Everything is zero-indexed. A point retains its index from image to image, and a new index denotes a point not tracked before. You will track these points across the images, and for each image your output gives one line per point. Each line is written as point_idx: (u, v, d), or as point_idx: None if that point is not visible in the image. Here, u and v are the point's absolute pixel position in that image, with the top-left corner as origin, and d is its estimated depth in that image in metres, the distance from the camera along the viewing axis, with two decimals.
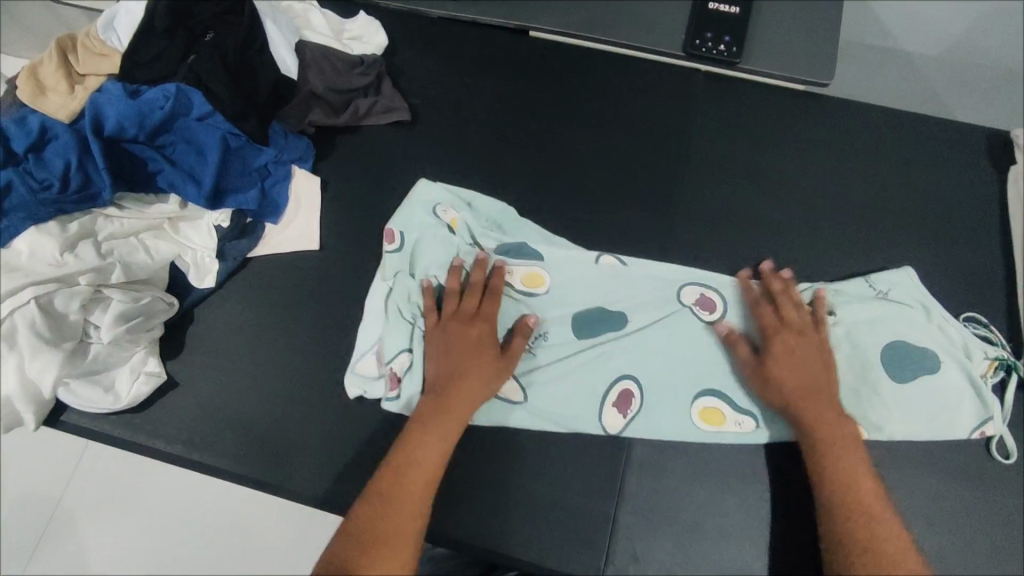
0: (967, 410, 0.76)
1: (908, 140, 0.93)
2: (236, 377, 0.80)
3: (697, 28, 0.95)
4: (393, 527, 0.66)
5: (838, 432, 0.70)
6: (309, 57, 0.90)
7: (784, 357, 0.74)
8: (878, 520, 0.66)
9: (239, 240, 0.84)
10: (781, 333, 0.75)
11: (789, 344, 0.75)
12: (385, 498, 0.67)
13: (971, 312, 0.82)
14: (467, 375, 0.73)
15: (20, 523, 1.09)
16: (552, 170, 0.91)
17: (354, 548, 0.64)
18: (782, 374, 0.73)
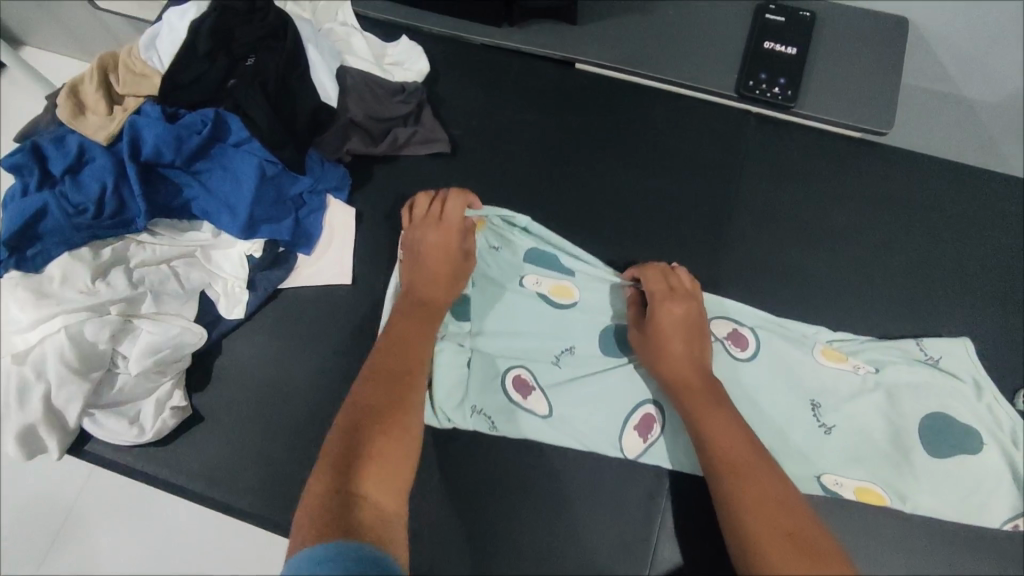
0: (1001, 497, 0.70)
1: (967, 197, 0.86)
2: (259, 412, 0.79)
3: (749, 67, 0.89)
4: (400, 403, 0.65)
5: (703, 394, 0.70)
6: (350, 82, 0.88)
7: (662, 322, 0.74)
8: (752, 469, 0.64)
9: (273, 269, 0.82)
10: (665, 300, 0.74)
11: (665, 313, 0.74)
12: (387, 376, 0.68)
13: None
14: (439, 274, 0.77)
15: (26, 529, 0.98)
16: (589, 211, 0.87)
17: (369, 416, 0.63)
18: (659, 342, 0.73)
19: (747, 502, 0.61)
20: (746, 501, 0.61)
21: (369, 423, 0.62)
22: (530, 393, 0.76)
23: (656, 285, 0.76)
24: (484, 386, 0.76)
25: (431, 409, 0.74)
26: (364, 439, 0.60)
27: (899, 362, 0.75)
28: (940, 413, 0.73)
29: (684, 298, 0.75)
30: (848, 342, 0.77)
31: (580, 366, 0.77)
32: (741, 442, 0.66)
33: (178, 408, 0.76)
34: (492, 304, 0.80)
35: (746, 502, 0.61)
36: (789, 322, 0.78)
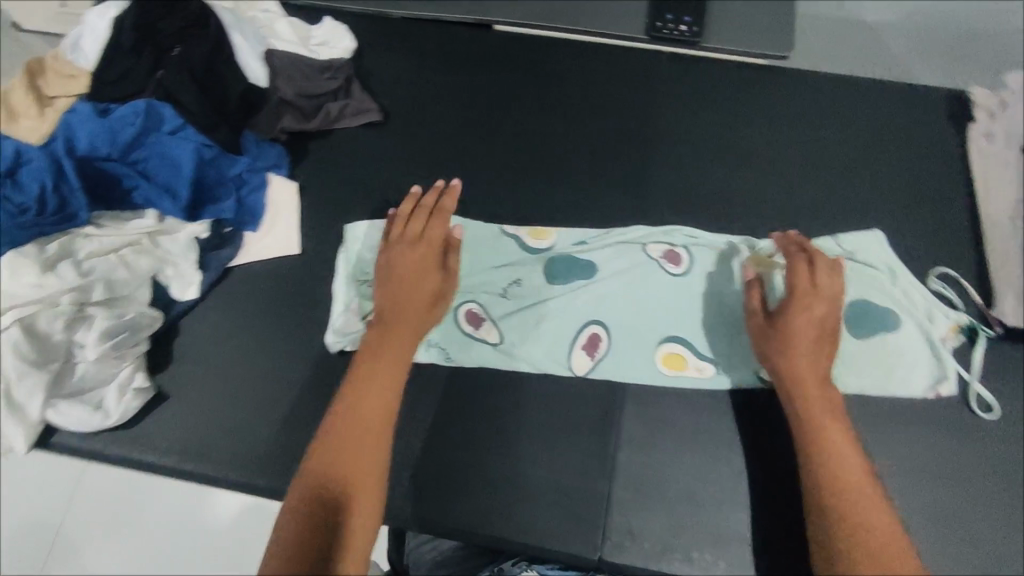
0: (921, 368, 0.75)
1: (871, 105, 0.90)
2: (222, 386, 0.81)
3: (655, 11, 0.95)
4: (368, 441, 0.67)
5: (823, 406, 0.67)
6: (277, 64, 0.90)
7: (797, 327, 0.69)
8: (856, 499, 0.63)
9: (219, 249, 0.85)
10: (802, 300, 0.69)
11: (799, 311, 0.69)
12: (358, 415, 0.68)
13: (943, 268, 0.80)
14: (411, 303, 0.75)
15: (20, 550, 1.07)
16: (518, 157, 0.89)
17: (336, 468, 0.64)
18: (789, 342, 0.68)
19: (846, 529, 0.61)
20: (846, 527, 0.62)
21: (335, 475, 0.63)
22: (482, 324, 0.79)
23: (807, 282, 0.70)
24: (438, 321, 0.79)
25: None
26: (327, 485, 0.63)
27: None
28: (861, 301, 0.78)
29: (826, 298, 0.70)
30: (770, 248, 0.82)
31: (528, 295, 0.80)
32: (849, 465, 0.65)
33: (140, 389, 0.78)
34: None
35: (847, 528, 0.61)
36: (715, 234, 0.83)
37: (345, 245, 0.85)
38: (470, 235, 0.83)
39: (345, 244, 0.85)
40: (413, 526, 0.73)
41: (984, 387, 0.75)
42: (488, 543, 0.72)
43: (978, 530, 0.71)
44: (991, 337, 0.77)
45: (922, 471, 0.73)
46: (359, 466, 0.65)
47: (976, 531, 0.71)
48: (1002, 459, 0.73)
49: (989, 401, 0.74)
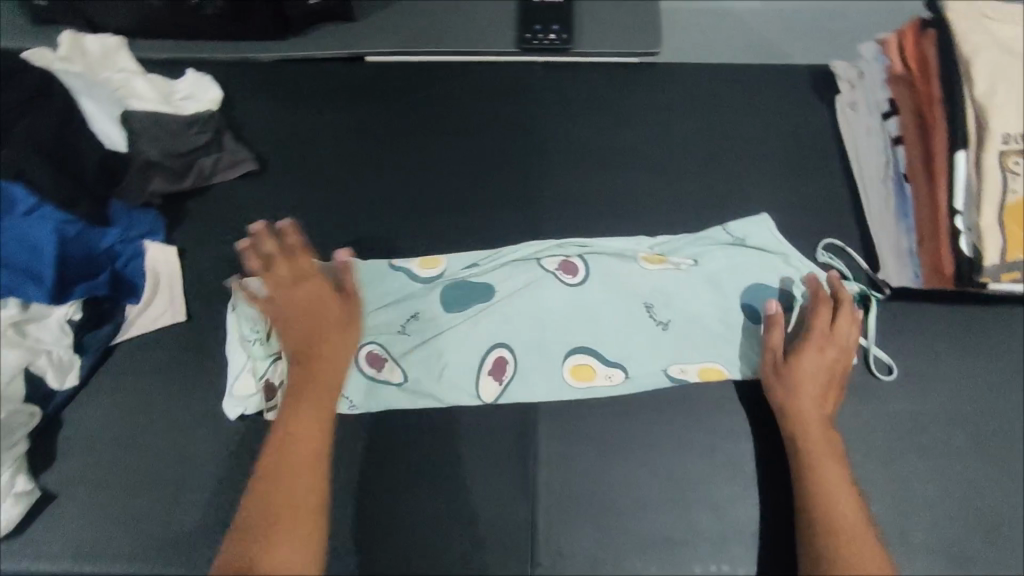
0: None
1: (743, 89, 0.92)
2: (116, 473, 0.76)
3: (524, 24, 0.95)
4: (287, 478, 0.68)
5: (827, 449, 0.68)
6: (138, 125, 0.86)
7: (811, 374, 0.71)
8: (859, 548, 0.63)
9: (98, 328, 0.79)
10: (819, 343, 0.71)
11: (814, 355, 0.71)
12: (280, 453, 0.69)
13: (829, 239, 0.82)
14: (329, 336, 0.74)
15: None
16: (404, 188, 0.87)
17: (265, 508, 0.66)
18: (800, 386, 0.70)
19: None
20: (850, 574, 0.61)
21: (264, 515, 0.66)
22: (383, 364, 0.77)
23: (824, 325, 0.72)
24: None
25: None
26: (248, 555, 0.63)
27: (712, 250, 0.81)
28: (754, 284, 0.79)
29: (837, 344, 0.72)
30: (662, 244, 0.82)
31: (427, 328, 0.77)
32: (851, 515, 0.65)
33: (22, 493, 0.72)
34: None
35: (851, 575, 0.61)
36: (608, 238, 0.83)
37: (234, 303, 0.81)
38: (365, 275, 0.80)
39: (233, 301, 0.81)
40: None
41: (881, 350, 0.77)
42: None
43: (892, 490, 0.72)
44: (881, 300, 0.79)
45: None
46: (288, 505, 0.66)
47: (889, 493, 0.72)
48: (906, 417, 0.75)
49: (887, 363, 0.76)
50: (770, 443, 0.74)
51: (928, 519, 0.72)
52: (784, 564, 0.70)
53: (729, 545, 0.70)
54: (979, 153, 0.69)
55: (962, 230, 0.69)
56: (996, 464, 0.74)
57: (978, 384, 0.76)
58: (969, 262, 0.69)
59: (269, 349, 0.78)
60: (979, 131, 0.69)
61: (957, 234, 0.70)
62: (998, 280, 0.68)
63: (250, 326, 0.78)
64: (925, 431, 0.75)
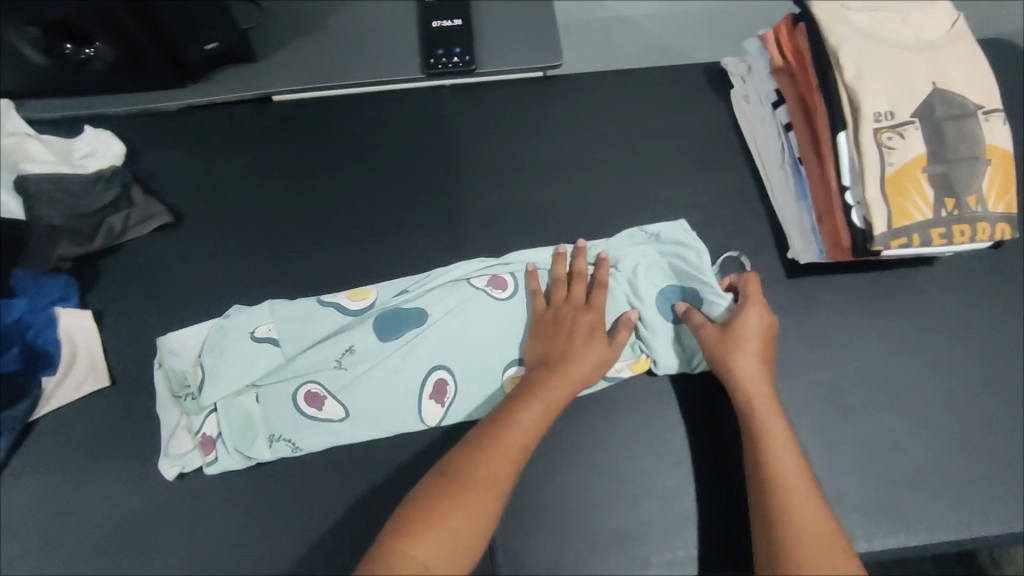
0: None
1: (645, 92, 0.97)
2: (51, 555, 0.72)
3: (427, 48, 0.96)
4: (500, 464, 0.65)
5: (771, 413, 0.70)
6: (33, 190, 0.83)
7: (750, 337, 0.73)
8: (805, 502, 0.64)
9: (12, 407, 0.74)
10: (750, 311, 0.75)
11: (748, 322, 0.74)
12: (493, 438, 0.66)
13: (728, 253, 0.86)
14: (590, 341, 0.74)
15: None
16: (326, 223, 0.87)
17: (422, 510, 0.62)
18: (737, 350, 0.72)
19: (796, 532, 0.63)
20: (800, 528, 0.63)
21: (420, 517, 0.61)
22: (324, 402, 0.76)
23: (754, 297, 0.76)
24: (276, 413, 0.75)
25: (228, 453, 0.74)
26: (399, 555, 0.59)
27: (628, 249, 0.84)
28: (676, 285, 0.82)
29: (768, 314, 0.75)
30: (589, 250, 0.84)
31: (364, 359, 0.77)
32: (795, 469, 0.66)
33: None
34: (255, 334, 0.78)
35: (801, 529, 0.63)
36: (533, 248, 0.85)
37: (159, 360, 0.79)
38: (297, 313, 0.79)
39: (158, 358, 0.79)
40: None
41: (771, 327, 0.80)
42: None
43: (826, 455, 0.77)
44: (787, 274, 0.84)
45: None
46: (446, 514, 0.61)
47: (822, 457, 0.76)
48: (828, 383, 0.80)
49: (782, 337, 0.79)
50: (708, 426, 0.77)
51: (859, 476, 0.76)
52: (735, 539, 0.72)
53: (681, 531, 0.73)
54: (856, 133, 0.74)
55: (852, 204, 0.75)
56: (914, 416, 0.79)
57: (888, 343, 0.82)
58: (861, 233, 0.74)
59: (200, 402, 0.75)
60: (853, 112, 0.75)
61: (848, 208, 0.75)
62: (888, 247, 0.73)
63: (179, 381, 0.77)
64: (848, 394, 0.79)
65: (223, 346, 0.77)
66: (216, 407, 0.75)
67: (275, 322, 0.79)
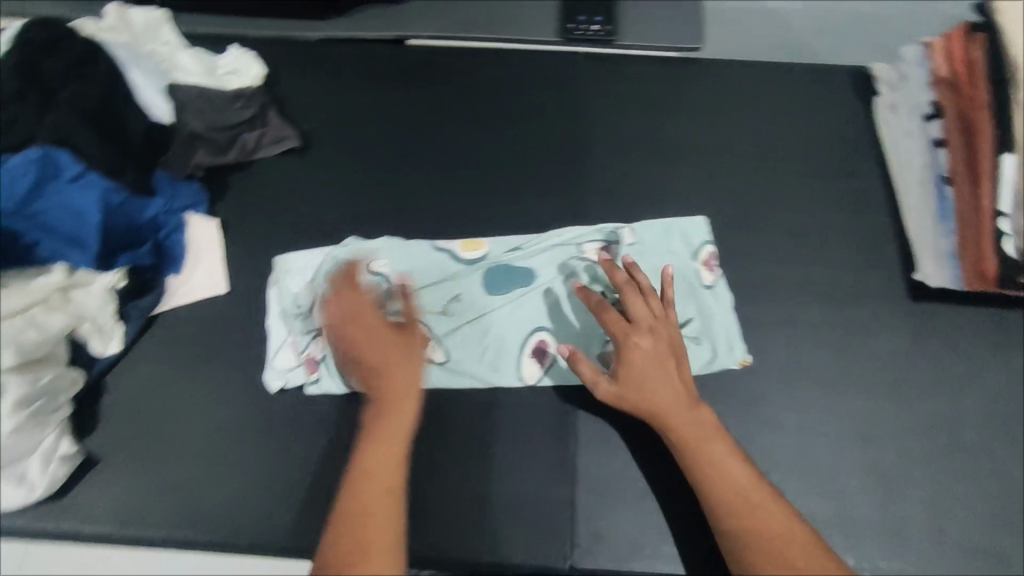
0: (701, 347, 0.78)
1: (782, 87, 0.93)
2: (157, 442, 0.76)
3: (566, 13, 0.96)
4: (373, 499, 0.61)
5: (699, 432, 0.67)
6: (182, 98, 0.86)
7: (644, 358, 0.68)
8: (754, 506, 0.63)
9: (140, 297, 0.80)
10: (629, 339, 0.68)
11: (634, 346, 0.68)
12: (358, 485, 0.62)
13: (706, 253, 0.82)
14: (383, 362, 0.66)
15: None
16: (446, 171, 0.88)
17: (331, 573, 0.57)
18: (635, 364, 0.68)
19: (751, 541, 0.62)
20: (746, 535, 0.62)
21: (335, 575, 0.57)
22: (425, 344, 0.77)
23: (620, 322, 0.69)
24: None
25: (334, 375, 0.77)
26: None
27: (654, 241, 0.83)
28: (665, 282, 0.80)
29: (650, 334, 0.69)
30: (703, 242, 0.83)
31: (470, 309, 0.79)
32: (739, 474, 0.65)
33: (67, 455, 0.74)
34: (369, 267, 0.80)
35: (750, 535, 0.62)
36: (647, 221, 0.84)
37: (275, 278, 0.82)
38: (413, 253, 0.81)
39: (273, 277, 0.82)
40: None
41: (724, 352, 0.78)
42: (455, 567, 0.71)
43: (922, 485, 0.74)
44: (907, 296, 0.82)
45: (863, 435, 0.76)
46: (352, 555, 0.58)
47: (919, 489, 0.74)
48: (935, 413, 0.77)
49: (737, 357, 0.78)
50: (799, 432, 0.76)
51: (957, 516, 0.73)
52: None
53: None
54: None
55: (1007, 233, 0.74)
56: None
57: (1008, 384, 0.78)
58: (1014, 263, 0.74)
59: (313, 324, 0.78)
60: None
61: (1003, 236, 0.74)
62: None
63: (293, 300, 0.80)
64: (953, 427, 0.76)
65: None
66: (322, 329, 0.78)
67: (389, 261, 0.80)
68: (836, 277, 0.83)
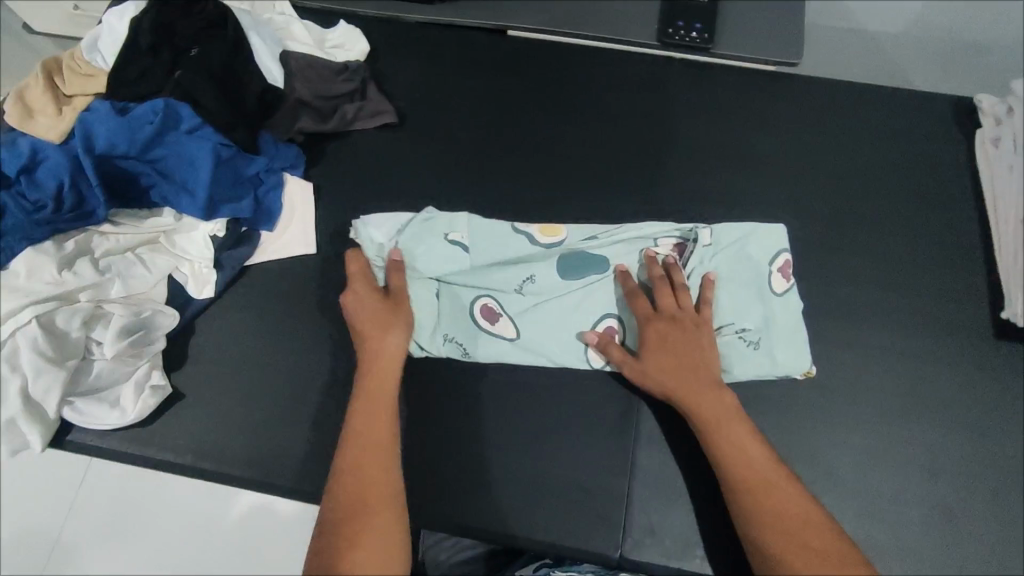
0: (769, 352, 0.77)
1: (881, 110, 0.92)
2: (238, 386, 0.81)
3: (667, 18, 0.96)
4: (372, 446, 0.67)
5: (721, 415, 0.69)
6: (294, 66, 0.92)
7: (666, 340, 0.73)
8: (775, 490, 0.64)
9: (237, 248, 0.84)
10: (651, 323, 0.74)
11: (656, 329, 0.74)
12: (357, 433, 0.68)
13: (783, 258, 0.81)
14: (369, 333, 0.75)
15: (27, 550, 1.08)
16: (533, 161, 0.90)
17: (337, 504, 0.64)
18: (658, 344, 0.73)
19: (772, 528, 0.62)
20: (761, 517, 0.63)
21: (340, 507, 0.63)
22: (498, 319, 0.80)
23: (645, 308, 0.76)
24: (454, 314, 0.80)
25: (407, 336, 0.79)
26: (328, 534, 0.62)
27: (732, 242, 0.82)
28: (737, 286, 0.80)
29: (672, 320, 0.74)
30: (779, 249, 0.82)
31: (544, 291, 0.80)
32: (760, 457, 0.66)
33: (157, 387, 0.78)
34: (449, 238, 0.83)
35: (766, 519, 0.63)
36: (726, 223, 0.84)
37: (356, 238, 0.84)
38: (493, 228, 0.83)
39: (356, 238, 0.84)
40: (430, 527, 0.73)
41: (792, 359, 0.77)
42: (507, 542, 0.72)
43: (990, 527, 0.72)
44: (991, 334, 0.80)
45: (931, 467, 0.74)
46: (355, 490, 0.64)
47: (985, 530, 0.72)
48: (1010, 457, 0.75)
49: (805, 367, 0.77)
50: (865, 456, 0.75)
51: (1023, 563, 0.71)
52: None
53: None
54: None
55: None
56: None
57: None
58: None
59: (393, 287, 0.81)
60: None
61: None
62: None
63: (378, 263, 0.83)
64: None
65: (422, 242, 0.82)
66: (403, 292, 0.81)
67: (467, 235, 0.83)
68: (919, 307, 0.81)
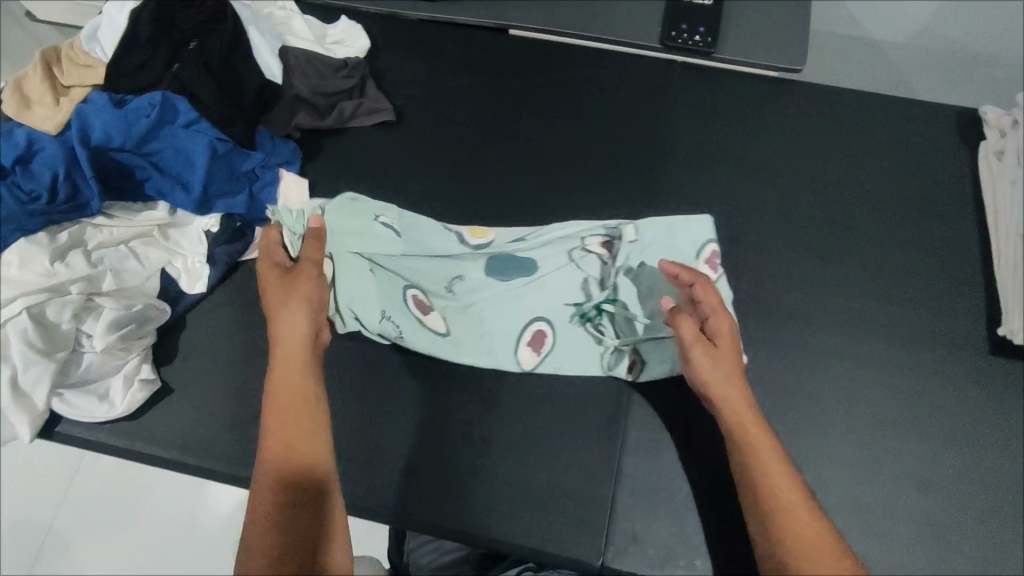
0: None
1: (884, 119, 0.91)
2: (228, 381, 0.81)
3: (670, 21, 0.95)
4: (299, 430, 0.65)
5: (759, 430, 0.67)
6: (293, 61, 0.91)
7: (729, 343, 0.71)
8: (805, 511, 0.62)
9: (230, 244, 0.84)
10: (719, 321, 0.71)
11: (725, 330, 0.71)
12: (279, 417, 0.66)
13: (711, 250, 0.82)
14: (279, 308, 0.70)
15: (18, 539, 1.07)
16: (530, 162, 0.90)
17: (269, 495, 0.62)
18: (722, 346, 0.70)
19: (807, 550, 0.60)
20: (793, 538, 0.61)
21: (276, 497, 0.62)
22: (429, 312, 0.81)
23: (715, 303, 0.72)
24: (384, 295, 0.79)
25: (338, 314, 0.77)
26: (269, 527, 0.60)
27: (657, 236, 0.83)
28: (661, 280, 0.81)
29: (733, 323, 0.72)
30: (707, 243, 0.82)
31: (472, 290, 0.83)
32: (778, 471, 0.65)
33: (146, 380, 0.78)
34: (378, 221, 0.83)
35: (795, 538, 0.61)
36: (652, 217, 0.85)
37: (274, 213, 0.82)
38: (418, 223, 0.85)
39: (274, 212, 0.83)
40: (412, 529, 0.73)
41: None
42: (490, 545, 0.72)
43: (979, 546, 0.71)
44: (987, 350, 0.79)
45: (920, 484, 0.74)
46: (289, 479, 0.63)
47: (974, 548, 0.71)
48: (1003, 475, 0.74)
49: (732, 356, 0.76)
50: (854, 470, 0.74)
51: None
52: None
53: None
54: None
55: None
56: None
57: None
58: None
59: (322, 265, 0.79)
60: None
61: None
62: None
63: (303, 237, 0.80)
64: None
65: (348, 219, 0.82)
66: (336, 283, 0.78)
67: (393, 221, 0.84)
68: (915, 320, 0.80)
